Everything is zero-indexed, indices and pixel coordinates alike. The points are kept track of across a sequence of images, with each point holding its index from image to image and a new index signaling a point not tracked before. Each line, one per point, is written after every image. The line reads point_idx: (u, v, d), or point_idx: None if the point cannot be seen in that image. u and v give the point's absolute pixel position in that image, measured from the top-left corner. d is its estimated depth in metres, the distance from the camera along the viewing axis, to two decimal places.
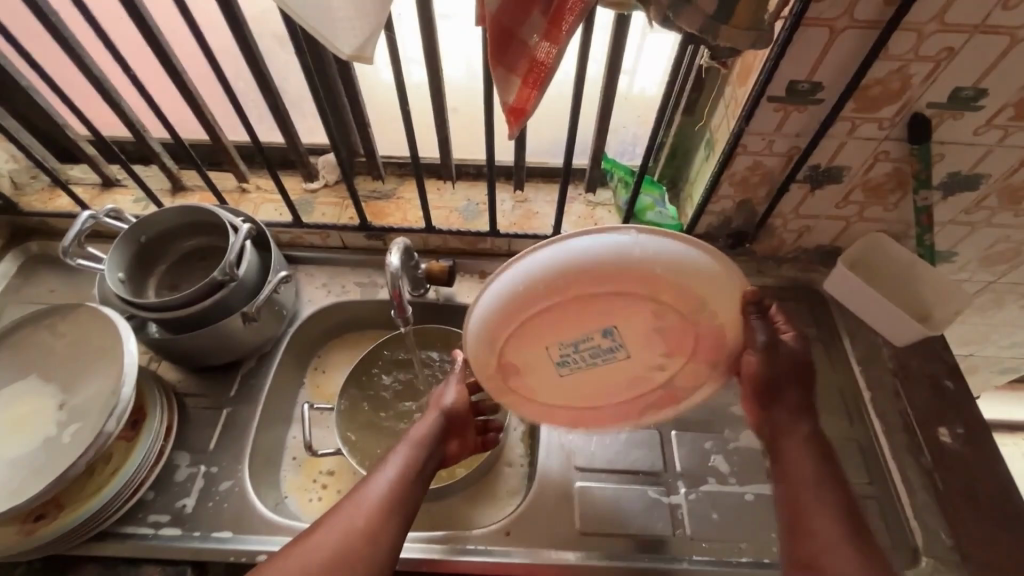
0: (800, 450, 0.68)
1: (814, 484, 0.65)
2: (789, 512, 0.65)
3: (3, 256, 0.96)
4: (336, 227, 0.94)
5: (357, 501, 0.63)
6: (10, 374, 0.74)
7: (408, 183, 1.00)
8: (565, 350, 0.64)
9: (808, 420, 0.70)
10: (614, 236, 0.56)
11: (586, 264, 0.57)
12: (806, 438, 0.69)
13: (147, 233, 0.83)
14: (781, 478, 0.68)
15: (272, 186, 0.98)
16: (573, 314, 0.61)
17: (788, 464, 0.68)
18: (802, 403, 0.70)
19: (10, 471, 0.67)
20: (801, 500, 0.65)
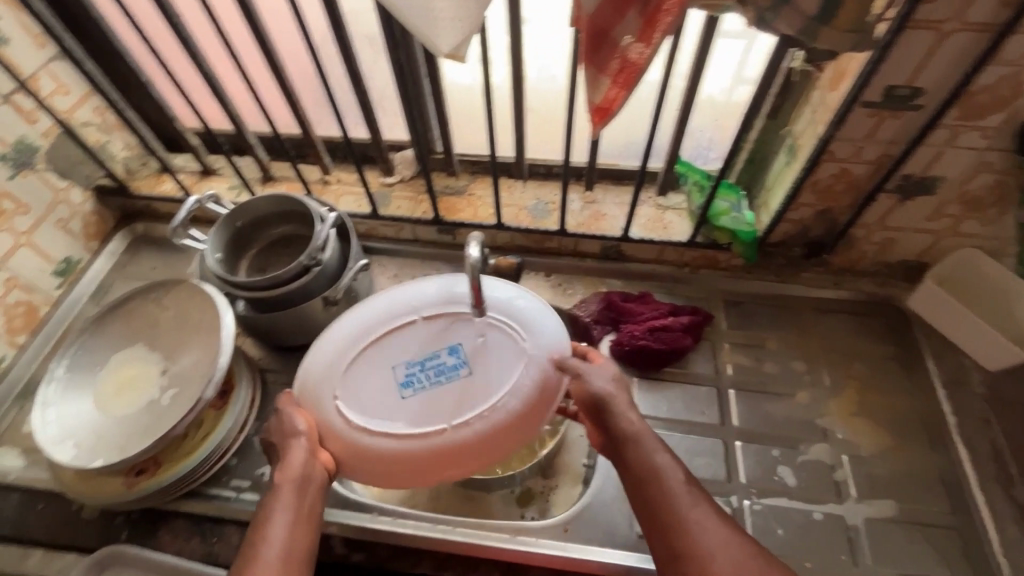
0: (644, 452, 0.61)
1: (659, 482, 0.59)
2: (647, 514, 0.59)
3: (113, 235, 1.06)
4: (410, 220, 0.98)
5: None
6: (119, 340, 0.81)
7: (480, 181, 1.03)
8: (407, 368, 0.67)
9: (633, 411, 0.64)
10: (481, 286, 0.71)
11: (444, 300, 0.70)
12: (646, 440, 0.62)
13: (242, 219, 0.89)
14: (638, 494, 0.60)
15: (353, 179, 1.03)
16: (417, 335, 0.69)
17: (635, 467, 0.61)
18: (628, 405, 0.64)
19: (119, 428, 0.74)
20: (658, 502, 0.59)
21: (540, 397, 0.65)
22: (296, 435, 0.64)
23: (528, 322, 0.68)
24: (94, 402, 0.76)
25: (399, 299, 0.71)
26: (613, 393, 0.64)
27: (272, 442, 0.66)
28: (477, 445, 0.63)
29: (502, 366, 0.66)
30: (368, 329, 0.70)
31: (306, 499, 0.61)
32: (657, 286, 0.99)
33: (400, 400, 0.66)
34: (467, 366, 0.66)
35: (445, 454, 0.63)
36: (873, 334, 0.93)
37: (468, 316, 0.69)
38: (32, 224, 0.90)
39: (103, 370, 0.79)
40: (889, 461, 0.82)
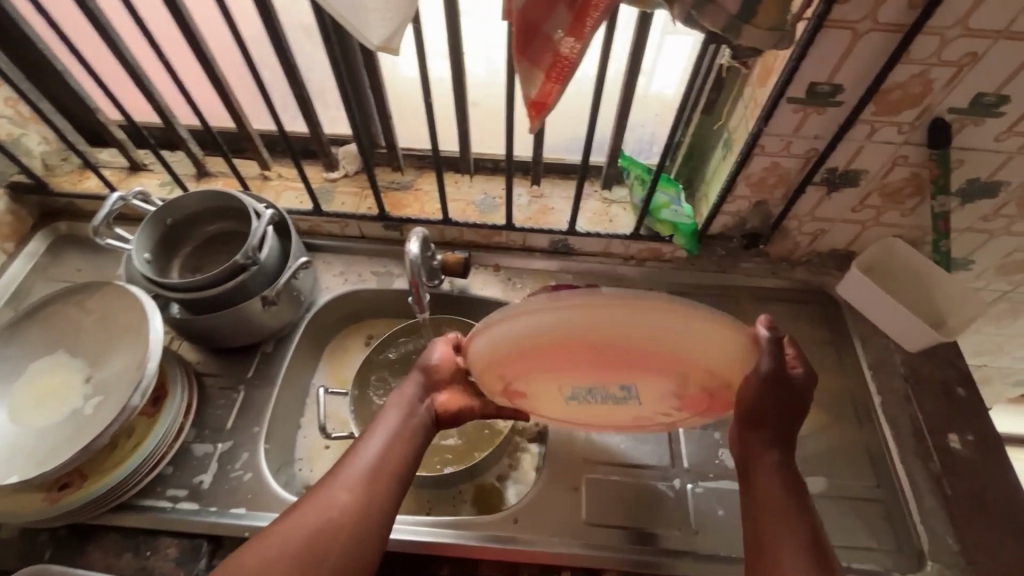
0: (772, 480, 0.66)
1: (787, 511, 0.64)
2: (756, 530, 0.64)
3: (33, 235, 0.99)
4: (354, 216, 0.96)
5: (339, 481, 0.62)
6: (39, 347, 0.77)
7: (426, 175, 1.01)
8: (577, 390, 0.68)
9: (787, 451, 0.68)
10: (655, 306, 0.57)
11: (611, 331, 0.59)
12: (779, 471, 0.67)
13: (173, 216, 0.85)
14: (754, 512, 0.65)
15: (293, 174, 1.00)
16: (583, 363, 0.63)
17: (760, 488, 0.66)
18: (781, 437, 0.69)
19: (38, 441, 0.69)
20: (771, 521, 0.63)
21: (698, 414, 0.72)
22: (425, 371, 0.73)
23: (713, 361, 0.61)
24: (10, 414, 0.71)
25: (551, 326, 0.59)
26: (773, 418, 0.67)
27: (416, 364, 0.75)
28: (631, 425, 0.75)
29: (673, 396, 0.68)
30: (523, 349, 0.62)
31: (409, 425, 0.69)
32: (605, 279, 1.01)
33: (568, 403, 0.71)
34: (638, 394, 0.68)
35: (586, 422, 0.76)
36: (807, 321, 0.97)
37: (643, 350, 0.60)
38: None
39: (22, 380, 0.74)
40: (821, 440, 0.86)
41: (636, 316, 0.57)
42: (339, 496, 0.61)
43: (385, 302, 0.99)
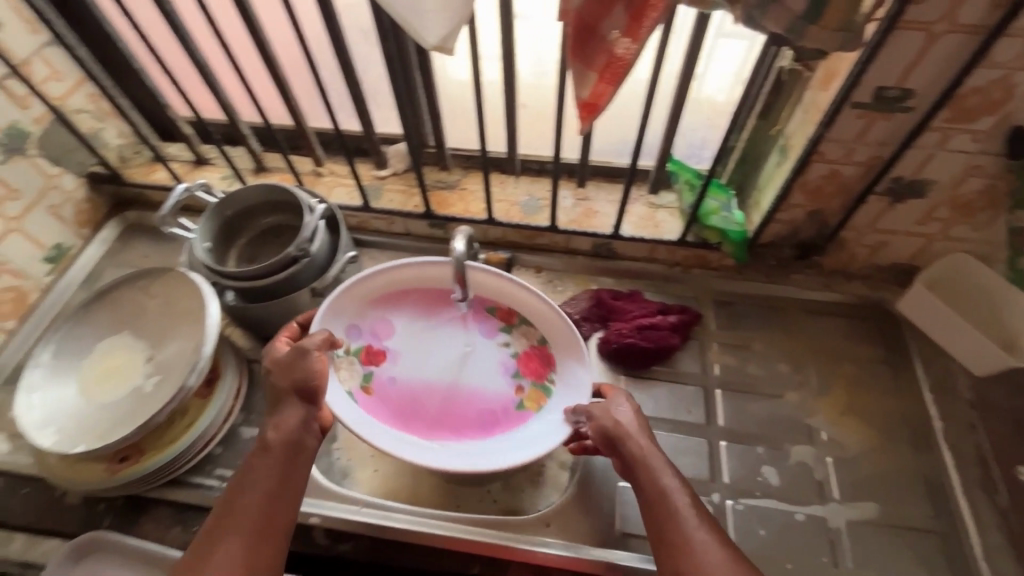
0: (659, 481, 0.61)
1: (669, 504, 0.60)
2: (665, 546, 0.57)
3: (105, 223, 1.06)
4: (401, 213, 0.99)
5: (219, 542, 0.57)
6: (104, 326, 0.81)
7: (472, 175, 1.02)
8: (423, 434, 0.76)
9: (648, 439, 0.65)
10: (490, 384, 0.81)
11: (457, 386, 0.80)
12: (661, 467, 0.62)
13: (232, 208, 0.89)
14: (658, 525, 0.59)
15: (345, 171, 1.03)
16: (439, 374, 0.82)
17: (650, 495, 0.61)
18: (643, 432, 0.66)
19: (102, 415, 0.74)
20: (672, 528, 0.58)
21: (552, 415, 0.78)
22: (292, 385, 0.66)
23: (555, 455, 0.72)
24: (78, 388, 0.76)
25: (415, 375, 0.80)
26: (625, 419, 0.67)
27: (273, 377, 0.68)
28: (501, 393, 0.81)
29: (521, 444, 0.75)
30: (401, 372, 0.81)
31: (292, 453, 0.63)
32: (648, 285, 0.99)
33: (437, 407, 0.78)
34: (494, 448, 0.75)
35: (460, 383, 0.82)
36: (862, 337, 0.93)
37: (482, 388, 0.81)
38: (22, 210, 0.90)
39: (88, 357, 0.79)
40: (874, 465, 0.82)
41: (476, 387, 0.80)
42: (221, 562, 0.56)
43: None
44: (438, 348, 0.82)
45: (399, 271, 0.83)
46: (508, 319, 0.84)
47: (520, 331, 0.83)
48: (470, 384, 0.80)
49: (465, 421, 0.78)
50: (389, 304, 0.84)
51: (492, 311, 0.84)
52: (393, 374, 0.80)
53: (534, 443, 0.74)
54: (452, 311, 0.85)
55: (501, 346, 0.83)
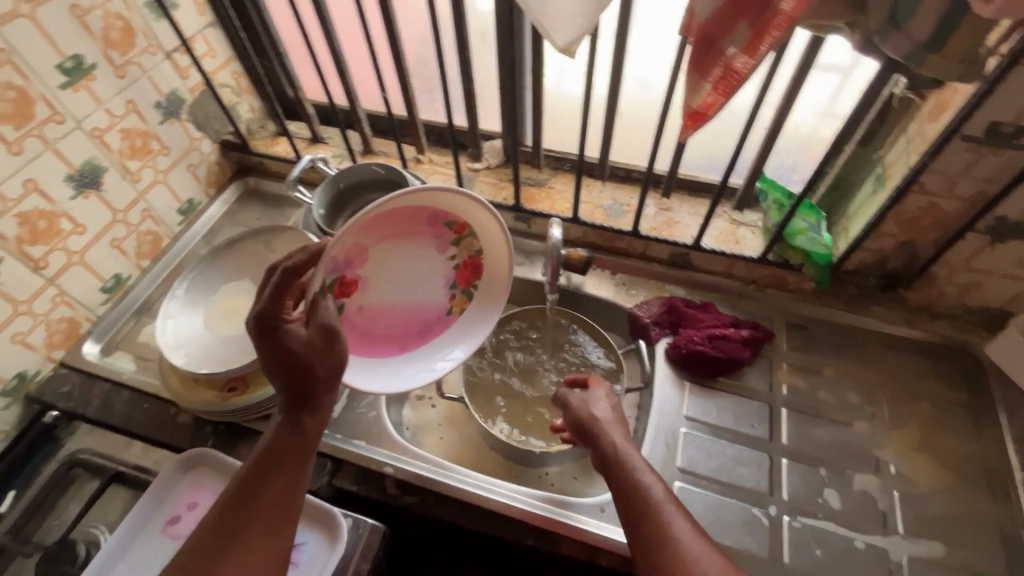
0: (638, 472, 0.67)
1: (640, 494, 0.65)
2: (646, 532, 0.62)
3: (228, 185, 1.19)
4: (491, 203, 1.05)
5: (244, 525, 0.59)
6: (229, 271, 0.92)
7: (561, 176, 1.08)
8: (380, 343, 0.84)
9: (622, 435, 0.72)
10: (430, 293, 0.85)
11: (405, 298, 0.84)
12: (643, 463, 0.68)
13: (345, 181, 0.99)
14: (636, 513, 0.64)
15: (443, 161, 1.11)
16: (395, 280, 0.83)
17: (629, 486, 0.66)
18: (622, 432, 0.73)
19: (222, 346, 0.84)
20: (652, 515, 0.63)
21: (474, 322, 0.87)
22: (328, 365, 0.66)
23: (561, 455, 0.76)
24: (204, 321, 0.87)
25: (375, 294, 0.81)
26: (607, 418, 0.74)
27: (290, 356, 0.64)
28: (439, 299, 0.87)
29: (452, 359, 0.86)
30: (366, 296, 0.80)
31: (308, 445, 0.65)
32: (722, 298, 1.00)
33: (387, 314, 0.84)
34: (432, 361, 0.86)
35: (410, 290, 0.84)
36: (942, 378, 0.90)
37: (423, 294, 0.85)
38: (169, 164, 1.04)
39: (213, 298, 0.89)
40: (944, 506, 0.80)
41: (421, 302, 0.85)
42: (251, 540, 0.59)
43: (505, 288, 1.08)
44: (402, 269, 0.81)
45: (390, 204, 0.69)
46: (456, 232, 0.81)
47: (464, 245, 0.83)
48: (417, 299, 0.85)
49: (409, 335, 0.86)
50: (366, 230, 0.74)
51: (449, 224, 0.80)
52: (361, 302, 0.80)
53: (455, 352, 0.86)
54: (416, 228, 0.79)
55: (444, 259, 0.83)
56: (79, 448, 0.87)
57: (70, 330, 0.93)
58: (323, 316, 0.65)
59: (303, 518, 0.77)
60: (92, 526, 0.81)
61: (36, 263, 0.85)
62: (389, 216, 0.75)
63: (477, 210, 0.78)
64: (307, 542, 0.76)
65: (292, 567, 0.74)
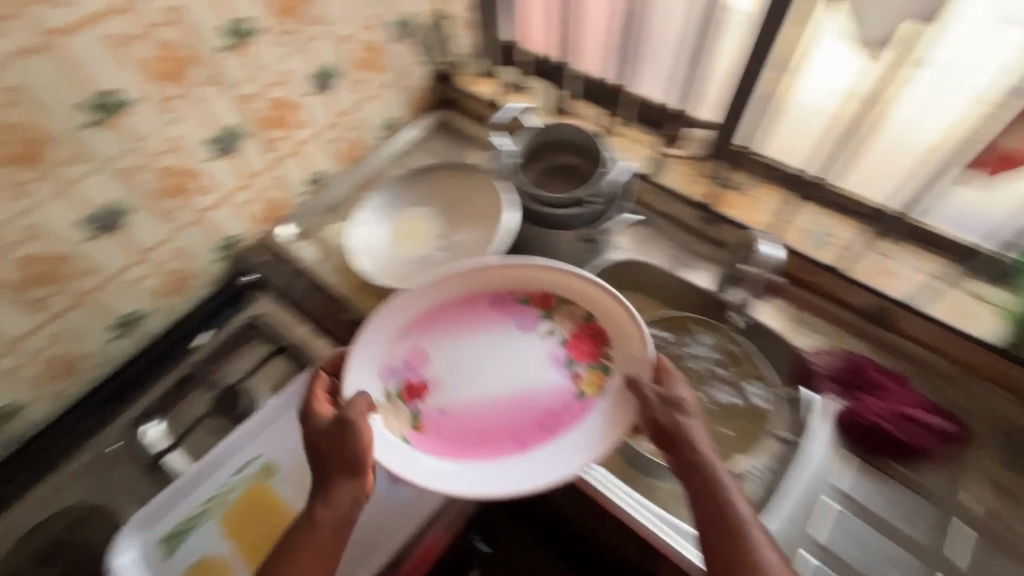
0: (722, 485, 0.61)
1: (725, 507, 0.60)
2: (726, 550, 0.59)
3: (427, 112, 1.23)
4: (679, 195, 1.00)
5: None
6: (417, 195, 0.97)
7: (764, 186, 0.98)
8: (500, 459, 0.72)
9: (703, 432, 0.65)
10: (539, 385, 0.77)
11: (509, 395, 0.76)
12: (726, 474, 0.63)
13: (542, 137, 0.98)
14: (715, 528, 0.60)
15: (639, 140, 1.08)
16: (502, 377, 0.77)
17: (710, 496, 0.61)
18: (701, 431, 0.66)
19: (399, 262, 0.90)
20: (735, 536, 0.59)
21: (591, 405, 0.75)
22: (338, 466, 0.66)
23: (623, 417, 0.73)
24: (386, 234, 0.93)
25: (473, 394, 0.76)
26: (686, 411, 0.66)
27: (313, 445, 0.68)
28: (555, 393, 0.76)
29: (570, 450, 0.72)
30: (454, 387, 0.77)
31: (334, 523, 0.65)
32: (919, 375, 0.85)
33: (495, 414, 0.75)
34: (540, 459, 0.72)
35: (521, 390, 0.76)
36: None
37: (534, 392, 0.76)
38: (387, 82, 1.10)
39: (399, 214, 0.95)
40: None
41: (530, 387, 0.77)
42: None
43: (669, 291, 1.00)
44: (480, 355, 0.79)
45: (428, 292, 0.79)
46: (545, 306, 0.82)
47: (565, 312, 0.81)
48: (523, 385, 0.77)
49: (529, 429, 0.74)
50: (427, 328, 0.81)
51: (526, 301, 0.82)
52: (441, 404, 0.76)
53: (579, 444, 0.72)
54: (484, 314, 0.82)
55: (541, 334, 0.80)
56: (259, 314, 0.99)
57: (275, 211, 1.04)
58: (344, 406, 0.68)
59: None
60: (257, 383, 0.92)
61: (269, 145, 0.96)
62: (432, 313, 0.82)
63: (551, 272, 0.80)
64: None
65: (406, 483, 0.79)
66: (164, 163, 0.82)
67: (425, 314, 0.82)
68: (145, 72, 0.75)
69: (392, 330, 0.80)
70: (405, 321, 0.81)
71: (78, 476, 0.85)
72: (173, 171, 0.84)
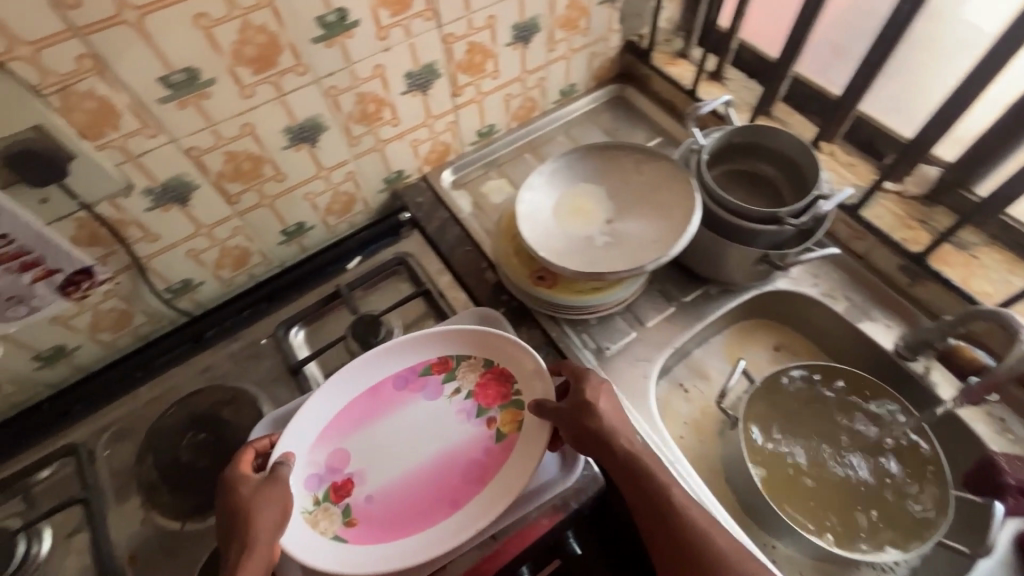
0: (655, 476, 0.68)
1: (662, 496, 0.67)
2: (681, 541, 0.65)
3: (606, 85, 1.18)
4: (883, 235, 0.86)
5: None
6: (591, 173, 0.92)
7: (994, 249, 0.83)
8: (437, 519, 0.72)
9: (617, 419, 0.72)
10: (459, 435, 0.78)
11: (438, 454, 0.77)
12: (655, 465, 0.69)
13: (742, 138, 0.88)
14: (667, 522, 0.66)
15: (845, 162, 0.94)
16: (430, 445, 0.77)
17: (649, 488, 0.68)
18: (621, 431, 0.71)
19: (561, 238, 0.86)
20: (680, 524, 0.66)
21: (509, 446, 0.76)
22: (271, 517, 0.66)
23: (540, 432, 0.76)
24: (552, 205, 0.89)
25: (399, 458, 0.77)
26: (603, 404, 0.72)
27: (238, 514, 0.66)
28: (474, 443, 0.77)
29: (492, 497, 0.72)
30: (374, 456, 0.77)
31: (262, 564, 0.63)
32: None
33: (424, 477, 0.75)
34: (463, 504, 0.73)
35: (447, 455, 0.76)
36: None
37: (462, 448, 0.77)
38: (580, 46, 1.05)
39: (569, 188, 0.91)
40: None
41: (452, 436, 0.78)
42: None
43: (830, 331, 0.91)
44: (404, 428, 0.79)
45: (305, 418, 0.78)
46: (445, 369, 0.83)
47: (466, 365, 0.83)
48: (443, 444, 0.77)
49: (456, 487, 0.74)
50: (336, 432, 0.79)
51: (426, 372, 0.83)
52: (369, 491, 0.75)
53: (503, 491, 0.72)
54: (389, 397, 0.81)
55: (452, 397, 0.81)
56: (407, 252, 1.01)
57: (442, 155, 1.05)
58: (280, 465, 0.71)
59: None
60: (393, 319, 0.95)
61: (456, 89, 0.95)
62: (349, 413, 0.80)
63: (485, 334, 0.82)
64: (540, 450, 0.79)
65: None
66: (365, 89, 0.84)
67: (329, 425, 0.79)
68: None
69: (311, 434, 0.78)
70: (319, 425, 0.79)
71: (229, 358, 0.93)
72: (371, 97, 0.85)
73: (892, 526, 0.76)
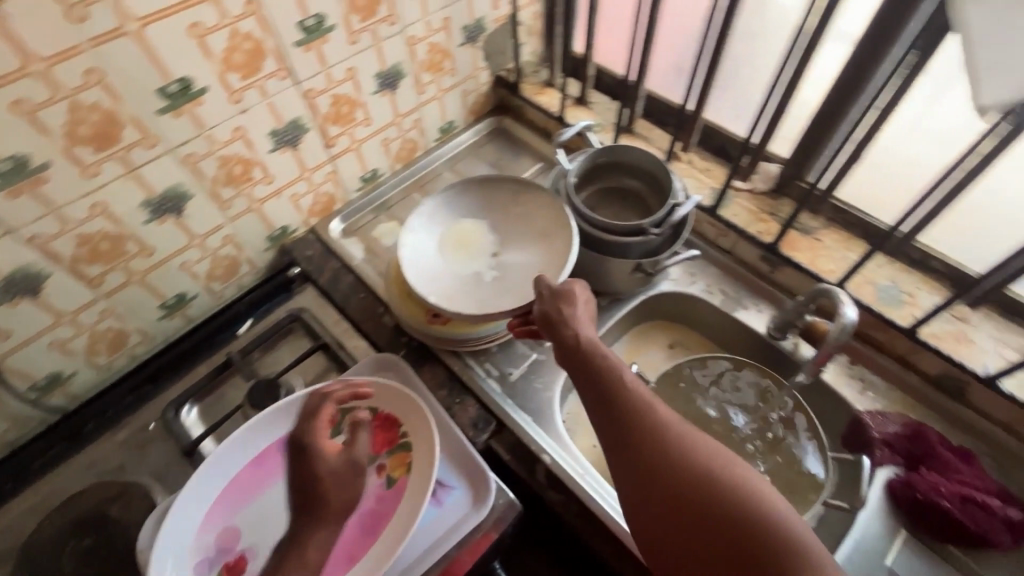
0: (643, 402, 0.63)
1: (646, 420, 0.62)
2: (660, 465, 0.59)
3: (485, 118, 1.22)
4: (741, 231, 0.94)
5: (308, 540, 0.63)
6: (473, 208, 0.95)
7: (834, 231, 0.93)
8: None
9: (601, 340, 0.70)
10: None
11: None
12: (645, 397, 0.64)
13: (605, 158, 0.94)
14: (648, 444, 0.60)
15: (703, 168, 1.03)
16: None
17: (631, 412, 0.63)
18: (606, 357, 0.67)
19: (450, 279, 0.88)
20: (662, 450, 0.59)
21: (402, 490, 0.76)
22: (341, 503, 0.65)
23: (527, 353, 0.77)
24: (438, 246, 0.91)
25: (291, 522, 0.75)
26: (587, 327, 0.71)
27: (323, 481, 0.66)
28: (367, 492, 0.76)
29: (387, 544, 0.71)
30: (266, 527, 0.75)
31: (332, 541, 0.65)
32: (988, 454, 0.79)
33: None
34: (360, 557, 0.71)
35: None
36: None
37: None
38: (450, 86, 1.09)
39: (453, 226, 0.93)
40: None
41: None
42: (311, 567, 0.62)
43: (714, 323, 0.98)
44: None
45: (185, 503, 0.73)
46: (332, 424, 0.81)
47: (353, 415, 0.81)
48: None
49: (351, 541, 0.73)
50: (222, 511, 0.75)
51: None
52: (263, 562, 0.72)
53: (399, 536, 0.71)
54: (277, 462, 0.79)
55: None
56: (302, 307, 0.99)
57: (327, 205, 1.04)
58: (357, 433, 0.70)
59: (460, 465, 0.80)
60: (293, 378, 0.92)
61: (328, 141, 0.95)
62: (234, 487, 0.77)
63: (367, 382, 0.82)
64: (455, 486, 0.78)
65: (436, 506, 0.77)
66: (227, 152, 0.82)
67: (214, 504, 0.75)
68: (220, 62, 0.75)
69: (194, 517, 0.74)
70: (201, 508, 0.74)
71: (116, 449, 0.87)
72: (235, 160, 0.84)
73: (790, 492, 0.82)
